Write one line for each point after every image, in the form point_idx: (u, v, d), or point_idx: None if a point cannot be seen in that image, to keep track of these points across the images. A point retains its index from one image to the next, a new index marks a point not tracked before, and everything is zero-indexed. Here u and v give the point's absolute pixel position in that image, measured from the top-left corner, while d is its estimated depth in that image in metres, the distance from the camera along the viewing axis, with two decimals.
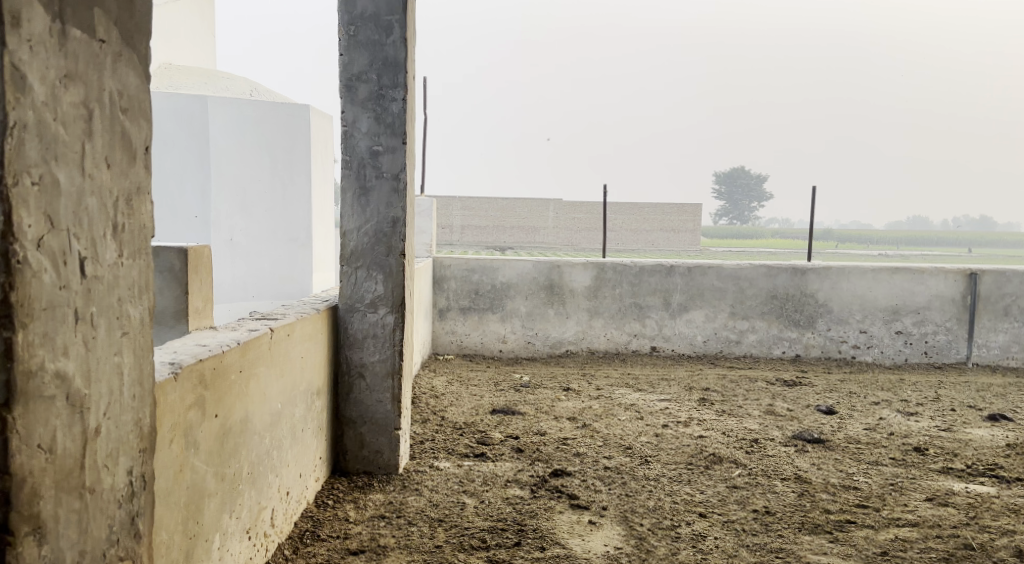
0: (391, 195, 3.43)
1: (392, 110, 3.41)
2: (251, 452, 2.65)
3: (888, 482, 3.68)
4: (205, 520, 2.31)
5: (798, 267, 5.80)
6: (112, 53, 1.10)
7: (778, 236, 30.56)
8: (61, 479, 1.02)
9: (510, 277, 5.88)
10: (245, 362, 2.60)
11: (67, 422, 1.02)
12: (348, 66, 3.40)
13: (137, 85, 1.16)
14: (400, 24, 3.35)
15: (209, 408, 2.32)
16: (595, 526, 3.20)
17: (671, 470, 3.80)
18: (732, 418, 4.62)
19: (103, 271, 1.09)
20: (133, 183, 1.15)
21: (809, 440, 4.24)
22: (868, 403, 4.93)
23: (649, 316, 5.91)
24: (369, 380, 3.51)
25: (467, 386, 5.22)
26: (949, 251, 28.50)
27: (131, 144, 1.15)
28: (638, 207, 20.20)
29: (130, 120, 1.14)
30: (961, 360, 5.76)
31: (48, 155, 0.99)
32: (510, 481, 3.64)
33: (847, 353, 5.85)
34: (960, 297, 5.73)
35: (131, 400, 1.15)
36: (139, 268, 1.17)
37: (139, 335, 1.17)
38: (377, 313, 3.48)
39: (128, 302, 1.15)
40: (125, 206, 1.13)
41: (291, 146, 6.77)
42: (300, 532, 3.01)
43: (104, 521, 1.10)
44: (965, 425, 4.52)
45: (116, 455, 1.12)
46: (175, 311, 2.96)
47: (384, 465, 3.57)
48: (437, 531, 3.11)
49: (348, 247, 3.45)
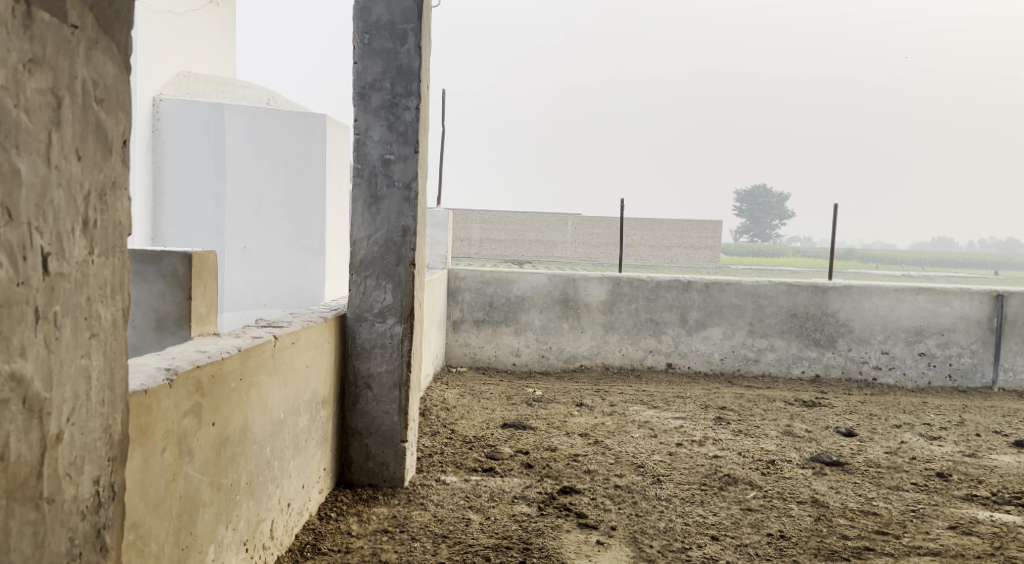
0: (403, 204, 3.38)
1: (405, 119, 3.35)
2: (250, 461, 2.59)
3: (910, 508, 3.57)
4: (198, 530, 2.24)
5: (820, 285, 5.69)
6: (86, 40, 1.05)
7: (800, 256, 30.27)
8: (14, 488, 0.96)
9: (525, 290, 5.82)
10: (247, 370, 2.55)
11: (22, 428, 0.96)
12: (361, 74, 3.35)
13: (115, 75, 1.11)
14: (415, 32, 3.31)
15: (206, 415, 2.27)
16: (603, 546, 3.11)
17: (683, 491, 3.70)
18: (748, 438, 4.52)
19: (70, 268, 1.03)
20: (109, 177, 1.10)
21: (827, 463, 4.13)
22: (889, 426, 4.81)
23: (666, 332, 5.82)
24: (376, 392, 3.45)
25: (479, 399, 5.15)
26: (975, 273, 28.31)
27: (108, 137, 1.09)
28: (658, 224, 20.16)
29: (106, 111, 1.09)
30: (987, 384, 5.63)
31: (8, 142, 0.94)
32: (517, 497, 3.56)
33: (869, 374, 5.72)
34: (986, 319, 5.61)
35: (99, 405, 1.09)
36: (113, 267, 1.12)
37: (110, 337, 1.11)
38: (385, 323, 3.42)
39: (100, 302, 1.09)
40: (98, 201, 1.08)
41: (306, 155, 6.75)
42: (300, 545, 2.94)
43: (65, 534, 1.03)
44: (990, 451, 4.40)
45: (81, 464, 1.06)
46: (178, 317, 2.91)
47: (389, 478, 3.50)
48: (440, 548, 3.03)
49: (357, 256, 3.40)
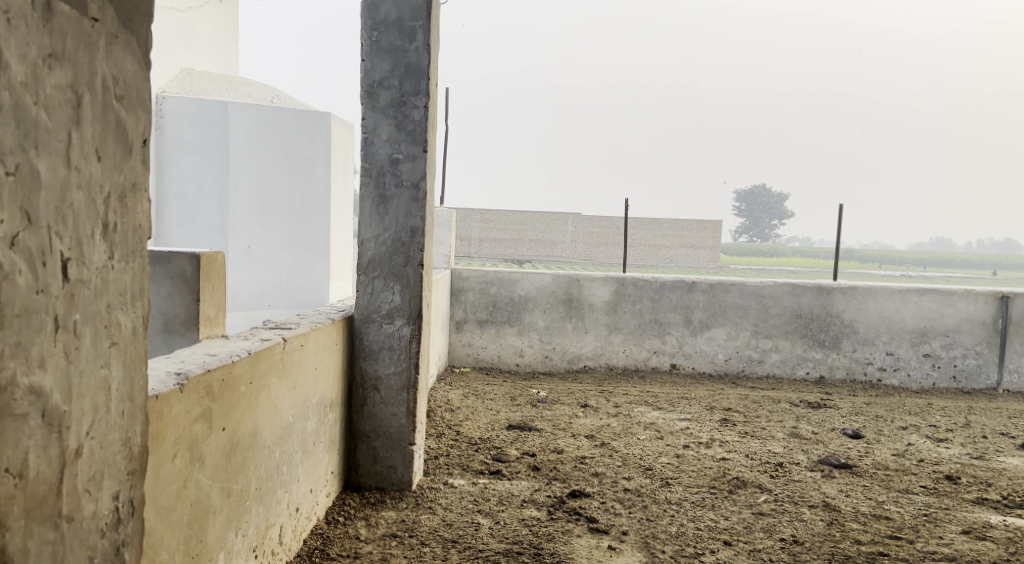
0: (411, 204, 3.33)
1: (414, 118, 3.30)
2: (260, 466, 2.54)
3: (922, 512, 3.52)
4: (209, 537, 2.19)
5: (824, 285, 5.64)
6: (106, 34, 1.00)
7: (799, 255, 30.25)
8: (33, 507, 0.90)
9: (528, 290, 5.77)
10: (256, 373, 2.50)
11: (41, 444, 0.91)
12: (369, 72, 3.30)
13: (135, 71, 1.06)
14: (424, 30, 3.25)
15: (217, 420, 2.22)
16: (615, 551, 3.06)
17: (694, 494, 3.65)
18: (754, 440, 4.47)
19: (89, 274, 0.98)
20: (128, 178, 1.05)
21: (836, 465, 4.08)
22: (895, 428, 4.77)
23: (670, 333, 5.77)
24: (384, 394, 3.40)
25: (483, 400, 5.09)
26: (974, 273, 28.34)
27: (127, 136, 1.05)
28: (657, 223, 20.12)
29: (125, 109, 1.04)
30: (991, 385, 5.58)
31: (27, 142, 0.89)
32: (526, 501, 3.51)
33: (873, 375, 5.67)
34: (991, 321, 5.55)
35: (119, 417, 1.04)
36: (132, 272, 1.07)
37: (130, 345, 1.06)
38: (393, 324, 3.37)
39: (119, 309, 1.04)
40: (118, 204, 1.03)
41: (311, 154, 6.72)
42: (309, 550, 2.89)
43: (84, 552, 0.98)
44: (998, 453, 4.35)
45: (101, 479, 1.01)
46: (185, 319, 2.86)
47: (397, 482, 3.45)
48: (450, 553, 2.98)
49: (365, 256, 3.35)
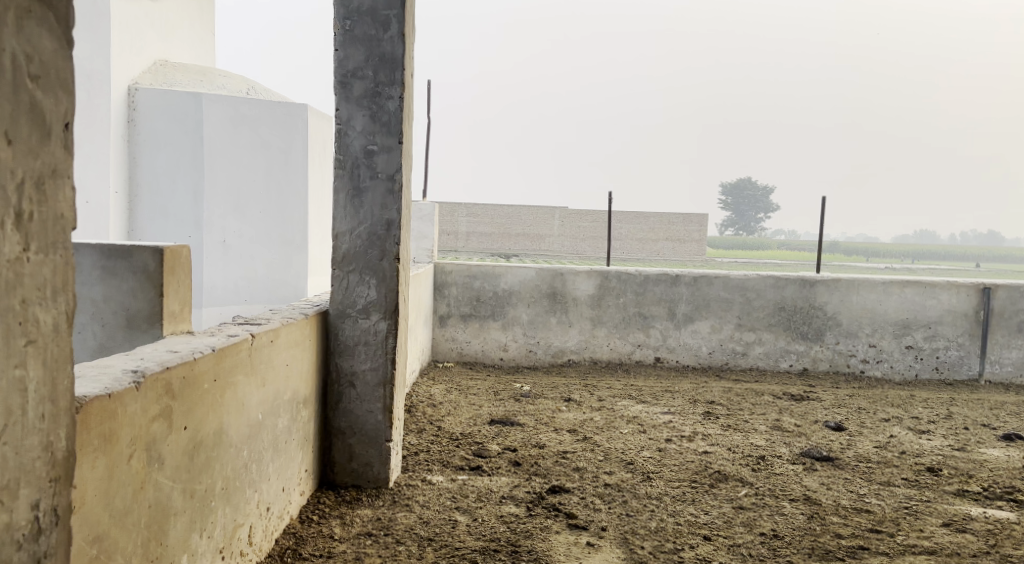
0: (386, 197, 3.26)
1: (388, 108, 3.23)
2: (226, 465, 2.47)
3: (902, 505, 3.47)
4: (170, 540, 2.12)
5: (807, 278, 5.60)
6: (17, 9, 1.06)
7: (784, 248, 30.23)
8: None
9: (512, 284, 5.70)
10: (221, 370, 2.42)
11: None
12: (342, 62, 3.22)
13: (54, 49, 1.12)
14: (399, 19, 3.18)
15: (178, 419, 2.15)
16: (593, 548, 3.01)
17: (674, 489, 3.60)
18: (737, 433, 4.43)
19: (0, 266, 1.05)
20: (46, 164, 1.11)
21: (818, 458, 4.04)
22: (878, 420, 4.74)
23: (654, 326, 5.72)
24: (360, 390, 3.33)
25: (465, 395, 5.03)
26: (959, 265, 28.45)
27: (45, 120, 1.11)
28: (643, 216, 20.07)
29: (41, 88, 1.10)
30: (973, 376, 5.55)
31: None
32: (506, 497, 3.45)
33: (857, 367, 5.63)
34: (972, 312, 5.53)
35: (36, 421, 1.10)
36: (54, 265, 1.13)
37: (50, 344, 1.12)
38: (369, 319, 3.30)
39: (38, 306, 1.11)
40: (33, 191, 1.09)
41: (288, 146, 6.64)
42: (280, 549, 2.83)
43: None
44: (979, 444, 4.32)
45: (16, 487, 1.08)
46: (149, 315, 2.79)
47: (373, 479, 3.38)
48: (426, 551, 2.92)
49: (340, 250, 3.27)
